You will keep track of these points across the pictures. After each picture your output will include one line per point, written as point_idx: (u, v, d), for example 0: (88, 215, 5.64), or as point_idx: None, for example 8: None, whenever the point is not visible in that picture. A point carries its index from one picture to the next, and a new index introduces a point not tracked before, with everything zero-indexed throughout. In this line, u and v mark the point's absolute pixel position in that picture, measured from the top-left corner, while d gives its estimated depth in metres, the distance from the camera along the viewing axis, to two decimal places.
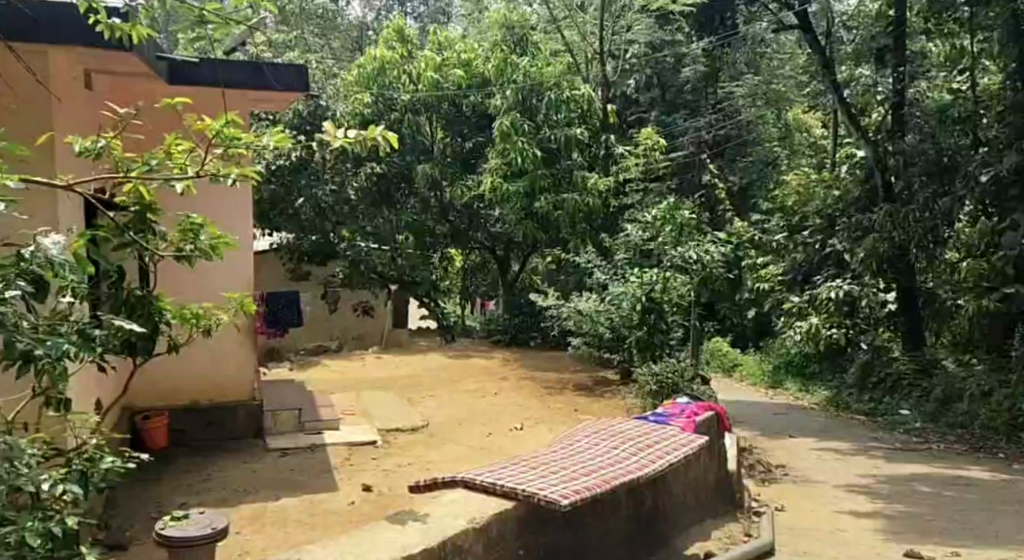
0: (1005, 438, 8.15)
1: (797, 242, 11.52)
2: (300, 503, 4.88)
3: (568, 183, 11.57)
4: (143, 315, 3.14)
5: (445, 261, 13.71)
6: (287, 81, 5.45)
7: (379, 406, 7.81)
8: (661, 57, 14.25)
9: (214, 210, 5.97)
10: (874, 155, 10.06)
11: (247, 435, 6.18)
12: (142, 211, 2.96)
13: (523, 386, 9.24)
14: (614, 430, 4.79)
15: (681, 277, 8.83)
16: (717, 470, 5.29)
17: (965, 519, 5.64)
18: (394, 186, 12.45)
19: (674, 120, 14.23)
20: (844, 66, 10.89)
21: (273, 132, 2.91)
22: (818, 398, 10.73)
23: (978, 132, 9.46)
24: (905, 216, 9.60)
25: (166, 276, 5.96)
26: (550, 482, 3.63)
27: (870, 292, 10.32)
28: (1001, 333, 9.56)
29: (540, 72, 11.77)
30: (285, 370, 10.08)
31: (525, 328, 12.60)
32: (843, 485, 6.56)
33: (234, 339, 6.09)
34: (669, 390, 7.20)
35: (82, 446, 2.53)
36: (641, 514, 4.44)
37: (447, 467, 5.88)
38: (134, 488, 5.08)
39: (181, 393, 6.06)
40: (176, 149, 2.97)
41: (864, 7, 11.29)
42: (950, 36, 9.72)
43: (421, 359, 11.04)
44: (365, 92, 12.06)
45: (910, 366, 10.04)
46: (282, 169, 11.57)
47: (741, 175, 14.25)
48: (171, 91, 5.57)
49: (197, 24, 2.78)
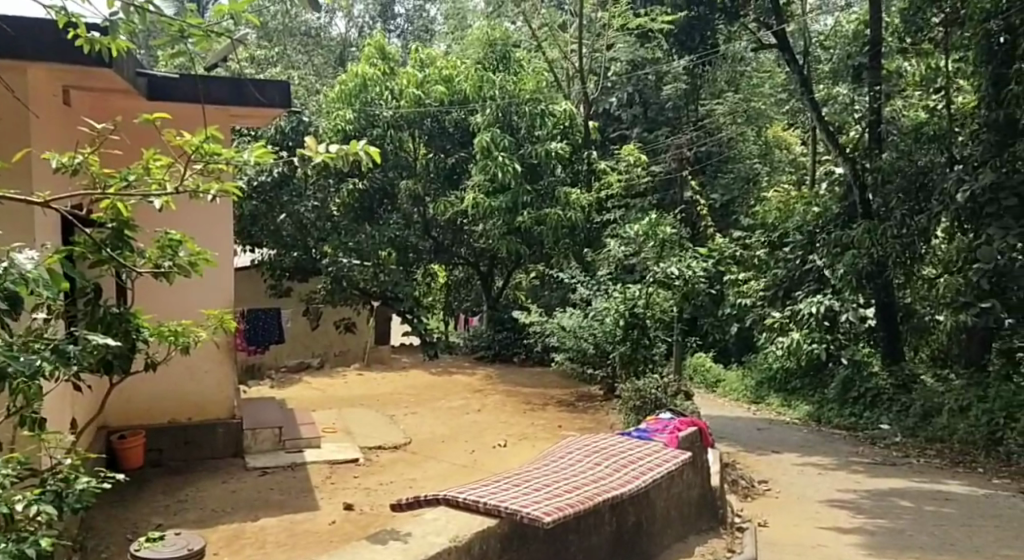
0: (983, 452, 8.18)
1: (779, 258, 11.50)
2: (278, 523, 4.82)
3: (551, 199, 11.71)
4: (119, 333, 3.16)
5: (428, 276, 13.65)
6: (269, 97, 5.47)
7: (361, 424, 7.76)
8: (642, 76, 14.03)
9: (192, 228, 5.91)
10: (852, 172, 10.14)
11: (227, 454, 6.11)
12: (119, 228, 2.98)
13: (508, 402, 9.24)
14: (597, 446, 4.78)
15: (663, 293, 8.92)
16: (700, 486, 5.27)
17: (945, 534, 5.64)
18: (377, 203, 12.51)
19: (655, 138, 13.97)
20: (822, 84, 11.79)
21: (253, 147, 2.89)
22: (798, 413, 10.88)
23: (953, 150, 9.30)
24: (883, 232, 9.52)
25: (143, 292, 5.89)
26: (533, 499, 3.62)
27: (850, 307, 10.53)
28: (979, 346, 9.56)
29: (518, 86, 11.91)
30: (265, 388, 10.00)
31: (508, 344, 12.69)
32: (825, 500, 6.57)
33: (212, 354, 6.04)
34: (651, 405, 7.20)
35: (57, 467, 2.50)
36: (624, 528, 4.44)
37: (429, 485, 5.84)
38: (109, 509, 5.00)
39: (157, 411, 5.98)
40: (154, 164, 2.90)
41: (841, 27, 11.63)
42: (927, 56, 10.00)
43: (403, 376, 10.99)
44: (346, 109, 11.87)
45: (889, 382, 10.17)
46: (264, 185, 11.49)
47: (721, 192, 14.21)
48: (151, 107, 5.55)
49: (177, 41, 2.77)
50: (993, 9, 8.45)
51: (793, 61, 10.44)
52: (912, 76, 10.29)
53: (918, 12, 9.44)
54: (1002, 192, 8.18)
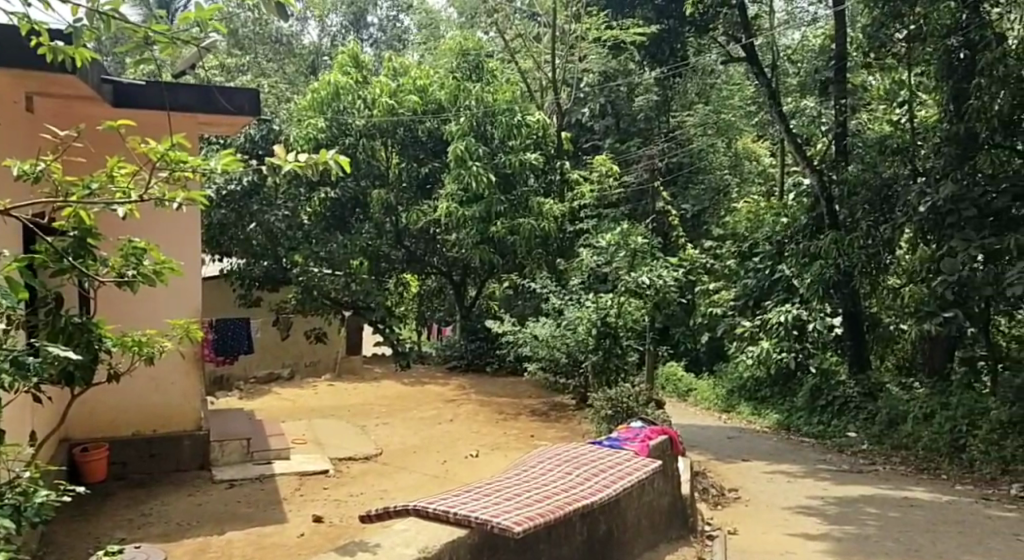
0: (948, 458, 8.29)
1: (750, 268, 11.76)
2: (245, 537, 4.76)
3: (523, 209, 11.71)
4: (82, 343, 3.12)
5: (400, 285, 13.63)
6: (238, 105, 5.43)
7: (331, 435, 7.72)
8: (614, 87, 14.27)
9: (159, 237, 5.85)
10: (820, 184, 10.28)
11: (194, 466, 6.03)
12: (82, 236, 2.95)
13: (480, 411, 9.24)
14: (569, 455, 4.78)
15: (635, 302, 8.95)
16: (671, 494, 5.30)
17: (910, 540, 5.71)
18: (349, 212, 12.45)
19: (627, 148, 14.17)
20: (790, 97, 12.24)
21: (221, 156, 2.86)
22: (767, 422, 11.03)
23: (916, 162, 9.33)
24: (850, 243, 9.61)
25: (106, 302, 5.79)
26: (503, 508, 3.60)
27: (817, 317, 10.72)
28: (943, 355, 9.77)
29: (494, 97, 11.98)
30: (234, 399, 9.90)
31: (481, 354, 12.70)
32: (792, 507, 6.64)
33: (178, 365, 5.97)
34: (623, 414, 7.24)
35: (15, 480, 2.44)
36: (595, 536, 4.44)
37: (400, 495, 5.82)
38: (70, 523, 4.90)
39: (121, 423, 5.88)
40: (118, 173, 2.93)
41: (807, 42, 12.31)
42: (891, 71, 9.98)
43: (374, 386, 10.92)
44: (317, 117, 11.71)
45: (856, 390, 10.31)
46: (233, 194, 11.38)
47: (693, 203, 14.41)
48: (115, 115, 5.48)
49: (143, 49, 2.76)
50: (954, 25, 8.56)
51: (761, 74, 10.61)
52: (877, 90, 10.38)
53: (881, 27, 9.24)
54: (963, 203, 8.28)
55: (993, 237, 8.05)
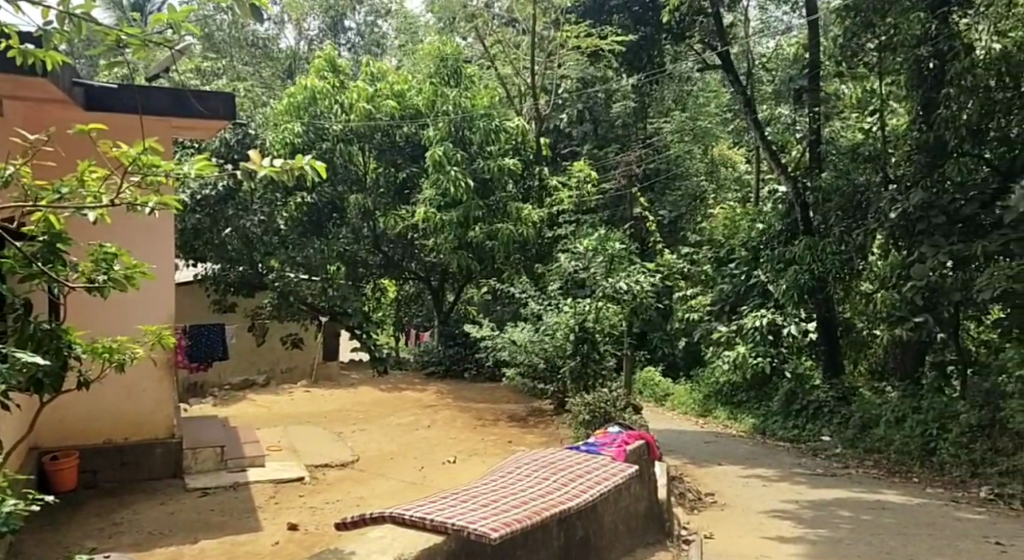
0: (919, 462, 8.41)
1: (725, 274, 11.80)
2: (218, 545, 4.70)
3: (502, 215, 11.74)
4: (50, 350, 3.09)
5: (378, 291, 13.59)
6: (213, 109, 5.40)
7: (307, 441, 7.67)
8: (592, 93, 14.21)
9: (133, 243, 5.78)
10: (794, 191, 10.41)
11: (166, 475, 5.98)
12: (51, 241, 2.92)
13: (458, 417, 9.22)
14: (547, 460, 4.79)
15: (612, 307, 9.01)
16: (647, 499, 5.33)
17: (882, 542, 5.76)
18: (326, 218, 12.41)
19: (605, 155, 14.22)
20: (766, 104, 12.33)
21: (195, 160, 2.83)
22: (744, 426, 11.16)
23: (887, 170, 9.45)
24: (823, 248, 9.81)
25: (77, 309, 5.69)
26: (479, 515, 3.59)
27: (792, 322, 10.87)
28: (914, 359, 9.92)
29: (472, 102, 12.01)
30: (208, 406, 9.79)
31: (459, 359, 12.73)
32: (767, 510, 6.69)
33: (150, 372, 5.89)
34: (601, 419, 7.27)
35: None
36: (572, 541, 4.44)
37: (376, 502, 5.80)
38: (40, 533, 4.82)
39: (91, 431, 5.78)
40: (89, 176, 2.88)
41: (781, 51, 12.55)
42: (862, 79, 9.92)
43: (351, 392, 10.87)
44: (294, 122, 11.63)
45: (830, 395, 10.38)
46: (207, 199, 11.25)
47: (670, 209, 14.64)
48: (86, 118, 5.39)
49: (116, 51, 2.73)
50: (923, 35, 8.56)
51: (736, 81, 10.73)
52: (849, 98, 10.49)
53: (854, 36, 9.25)
54: (932, 210, 8.41)
55: (961, 244, 8.16)
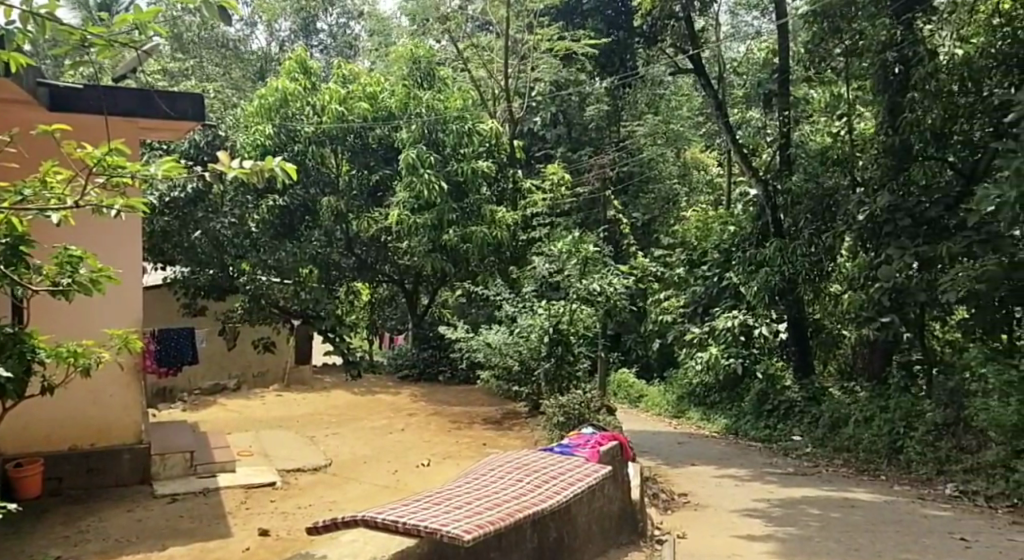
0: (887, 461, 8.53)
1: (699, 276, 11.91)
2: (186, 552, 4.65)
3: (476, 217, 11.74)
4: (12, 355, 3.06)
5: (350, 294, 13.58)
6: (180, 110, 5.33)
7: (279, 446, 7.58)
8: (564, 96, 14.25)
9: (100, 245, 5.70)
10: (764, 193, 10.51)
11: (133, 481, 5.89)
12: (14, 243, 2.87)
13: (432, 421, 9.15)
14: (519, 462, 4.78)
15: (587, 309, 9.09)
16: (620, 500, 5.34)
17: (851, 540, 5.83)
18: (298, 220, 12.36)
19: (580, 158, 14.25)
20: (736, 108, 12.52)
21: (161, 162, 2.79)
22: (716, 426, 11.29)
23: (854, 173, 9.50)
24: (792, 250, 9.98)
25: (41, 312, 5.60)
26: (452, 517, 3.57)
27: (763, 323, 10.91)
28: (881, 359, 10.06)
29: (445, 105, 11.99)
30: (176, 412, 9.65)
31: (433, 363, 12.73)
32: (739, 509, 6.75)
33: (117, 377, 5.81)
34: (575, 419, 7.29)
35: None
36: (544, 542, 4.45)
37: (349, 506, 5.77)
38: (3, 542, 4.74)
39: (56, 437, 5.68)
40: (53, 178, 2.85)
41: (752, 55, 12.73)
42: (830, 84, 10.03)
43: (324, 396, 10.80)
44: (265, 124, 11.56)
45: (800, 394, 10.52)
46: (176, 202, 10.90)
47: (643, 212, 14.65)
48: (49, 119, 5.29)
49: (81, 51, 2.70)
50: (888, 41, 8.64)
51: (707, 85, 10.81)
52: (817, 102, 10.58)
53: (821, 42, 9.43)
54: (898, 213, 8.55)
55: (926, 246, 8.31)
